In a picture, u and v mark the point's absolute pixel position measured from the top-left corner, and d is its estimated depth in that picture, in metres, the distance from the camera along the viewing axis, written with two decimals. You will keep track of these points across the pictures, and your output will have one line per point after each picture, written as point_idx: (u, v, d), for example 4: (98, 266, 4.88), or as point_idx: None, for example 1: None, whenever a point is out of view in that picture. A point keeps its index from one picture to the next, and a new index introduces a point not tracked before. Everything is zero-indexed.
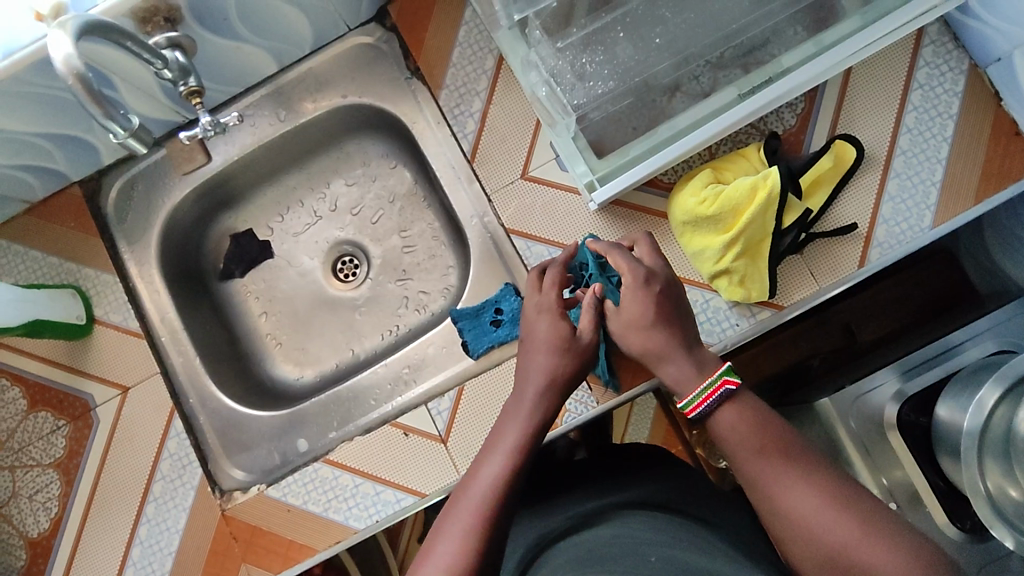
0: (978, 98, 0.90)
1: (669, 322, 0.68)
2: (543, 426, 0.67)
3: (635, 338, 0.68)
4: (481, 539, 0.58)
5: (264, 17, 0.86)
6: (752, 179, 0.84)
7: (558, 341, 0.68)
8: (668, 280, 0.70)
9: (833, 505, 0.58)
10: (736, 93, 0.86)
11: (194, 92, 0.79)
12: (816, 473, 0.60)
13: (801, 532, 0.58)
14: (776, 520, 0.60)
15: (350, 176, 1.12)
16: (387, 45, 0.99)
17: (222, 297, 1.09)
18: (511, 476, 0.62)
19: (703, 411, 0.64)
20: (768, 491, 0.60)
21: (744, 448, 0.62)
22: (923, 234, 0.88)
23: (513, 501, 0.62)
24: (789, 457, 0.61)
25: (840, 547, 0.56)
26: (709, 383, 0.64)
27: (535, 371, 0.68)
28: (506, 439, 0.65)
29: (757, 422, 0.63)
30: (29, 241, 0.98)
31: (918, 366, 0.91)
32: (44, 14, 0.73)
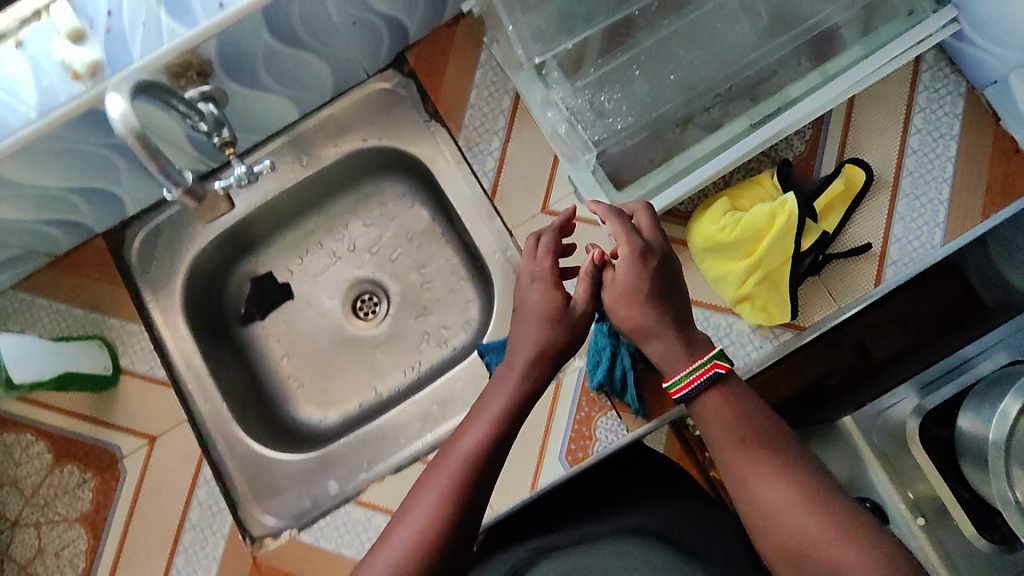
0: (977, 119, 0.93)
1: (658, 298, 0.67)
2: (531, 392, 0.66)
3: (622, 311, 0.68)
4: (458, 502, 0.58)
5: (289, 66, 0.89)
6: (770, 206, 0.87)
7: (548, 311, 0.68)
8: (664, 254, 0.70)
9: (808, 500, 0.56)
10: (747, 123, 0.90)
11: (228, 142, 0.79)
12: (798, 470, 0.58)
13: (774, 529, 0.56)
14: (748, 510, 0.58)
15: (368, 217, 1.14)
16: (405, 89, 1.02)
17: (244, 341, 1.10)
18: (493, 440, 0.62)
19: (689, 390, 0.63)
20: (742, 478, 0.59)
21: (723, 433, 0.61)
22: (935, 251, 0.91)
23: (494, 466, 0.61)
24: (768, 447, 0.59)
25: (810, 543, 0.54)
26: (699, 365, 0.63)
27: (526, 341, 0.68)
28: (492, 405, 0.65)
29: (740, 410, 0.62)
30: (54, 294, 0.99)
31: (936, 380, 0.92)
32: (81, 73, 0.74)
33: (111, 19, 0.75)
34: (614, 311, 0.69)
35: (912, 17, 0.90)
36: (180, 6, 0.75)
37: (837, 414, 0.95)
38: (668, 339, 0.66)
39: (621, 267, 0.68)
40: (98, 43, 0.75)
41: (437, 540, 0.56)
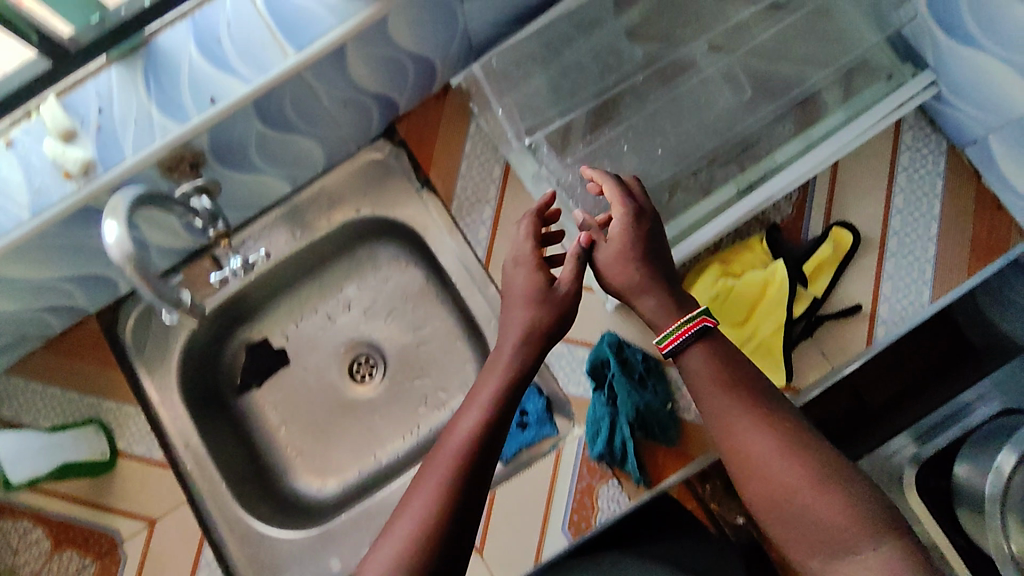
0: (959, 177, 0.95)
1: (647, 258, 0.73)
2: (521, 373, 0.69)
3: (614, 274, 0.74)
4: (456, 489, 0.61)
5: (281, 150, 0.90)
6: (762, 275, 0.91)
7: (534, 293, 0.72)
8: (653, 222, 0.76)
9: (786, 446, 0.62)
10: (736, 189, 0.92)
11: (222, 235, 0.83)
12: (778, 419, 0.64)
13: (755, 472, 0.62)
14: (732, 455, 0.64)
15: (363, 281, 1.14)
16: (397, 160, 1.03)
17: (241, 412, 1.10)
18: (487, 424, 0.65)
19: (677, 344, 0.68)
20: (727, 427, 0.65)
21: (708, 385, 0.67)
22: (922, 309, 0.92)
23: (491, 449, 0.64)
24: (750, 398, 0.65)
25: (788, 487, 0.60)
26: (687, 320, 0.69)
27: (514, 325, 0.71)
28: (483, 392, 0.68)
29: (723, 363, 0.67)
30: (49, 378, 0.99)
31: (931, 429, 1.01)
32: (73, 171, 0.74)
33: (102, 116, 0.75)
34: (606, 274, 0.75)
35: (891, 81, 0.92)
36: (171, 101, 0.75)
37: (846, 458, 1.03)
38: (658, 299, 0.71)
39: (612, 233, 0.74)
40: (89, 142, 0.75)
41: (438, 527, 0.59)
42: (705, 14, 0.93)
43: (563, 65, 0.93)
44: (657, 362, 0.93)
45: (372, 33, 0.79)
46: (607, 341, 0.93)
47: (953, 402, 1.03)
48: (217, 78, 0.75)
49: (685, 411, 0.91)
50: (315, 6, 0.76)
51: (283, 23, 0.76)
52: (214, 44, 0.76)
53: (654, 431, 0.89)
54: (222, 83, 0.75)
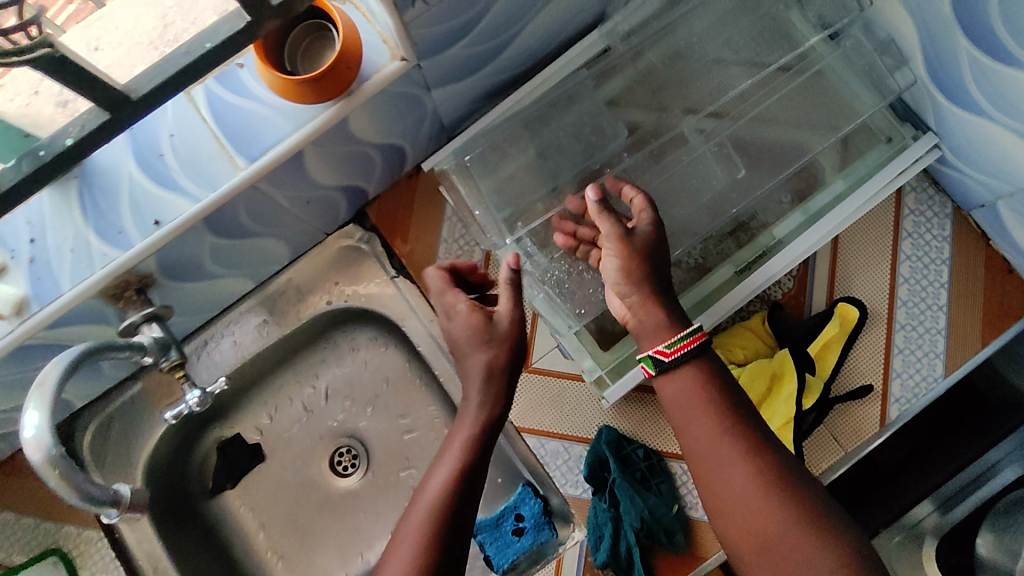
0: (967, 240, 0.90)
1: (645, 271, 0.69)
2: (490, 419, 0.69)
3: (625, 276, 0.69)
4: (431, 549, 0.61)
5: (239, 252, 0.82)
6: (769, 364, 0.87)
7: (476, 331, 0.72)
8: (654, 237, 0.71)
9: (767, 486, 0.58)
10: (733, 269, 0.87)
11: (177, 366, 0.77)
12: (768, 455, 0.60)
13: (734, 511, 0.59)
14: (710, 489, 0.61)
15: (341, 367, 1.07)
16: (369, 244, 0.95)
17: (214, 517, 1.02)
18: (458, 477, 0.65)
19: (681, 355, 0.64)
20: (707, 458, 0.61)
21: (690, 412, 0.63)
22: (937, 384, 0.86)
23: (465, 499, 0.64)
24: (733, 431, 0.61)
25: (770, 530, 0.56)
26: (682, 336, 0.65)
27: (475, 368, 0.71)
28: (455, 442, 0.68)
29: (707, 390, 0.63)
30: (6, 504, 0.93)
31: (953, 497, 0.98)
32: (5, 312, 0.67)
33: (35, 247, 0.68)
34: (624, 262, 0.69)
35: (891, 144, 0.87)
36: (111, 226, 0.68)
37: (876, 527, 0.98)
38: (666, 308, 0.68)
39: (643, 227, 0.71)
40: (21, 277, 0.68)
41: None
42: (692, 86, 0.87)
43: (542, 141, 0.87)
44: (660, 458, 0.87)
45: (332, 136, 0.73)
46: (604, 439, 0.86)
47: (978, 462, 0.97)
48: (161, 197, 0.69)
49: (693, 509, 0.85)
50: (269, 113, 0.70)
51: (232, 132, 0.70)
52: (156, 159, 0.69)
53: (660, 539, 0.83)
54: (166, 203, 0.68)
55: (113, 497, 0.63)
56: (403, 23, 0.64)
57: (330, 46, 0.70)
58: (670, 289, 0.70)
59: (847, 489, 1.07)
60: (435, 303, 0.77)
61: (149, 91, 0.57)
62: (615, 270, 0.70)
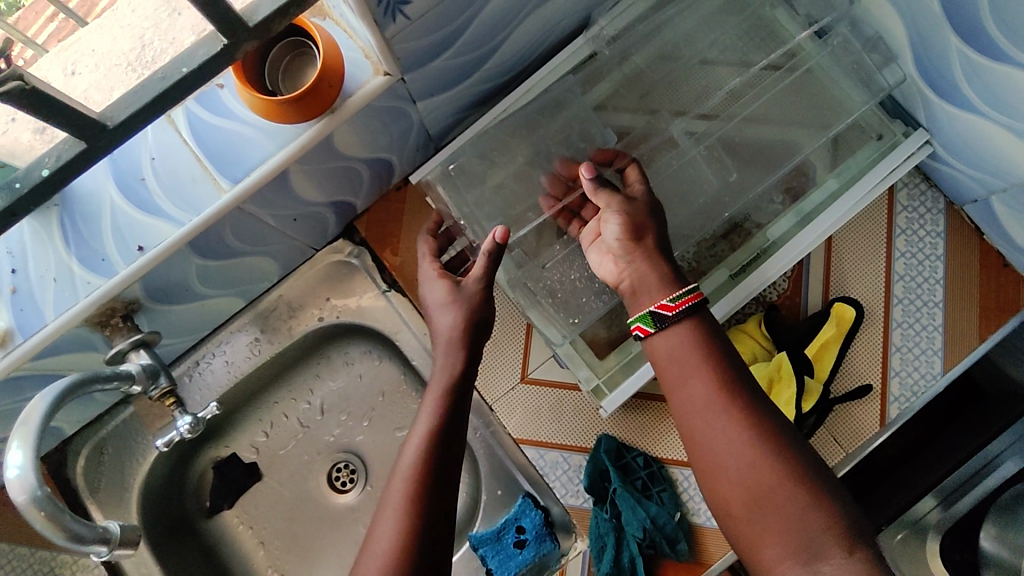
0: (961, 235, 0.89)
1: (647, 236, 0.72)
2: (457, 379, 0.72)
3: (628, 240, 0.72)
4: (417, 508, 0.63)
5: (228, 272, 0.82)
6: (765, 370, 0.85)
7: (447, 296, 0.76)
8: (651, 205, 0.74)
9: (759, 444, 0.58)
10: (728, 272, 0.86)
11: (167, 393, 0.77)
12: (759, 413, 0.60)
13: (725, 466, 0.58)
14: (700, 446, 0.61)
15: (335, 381, 1.07)
16: (359, 259, 0.95)
17: (213, 538, 1.01)
18: (432, 435, 0.67)
19: (684, 309, 0.65)
20: (697, 414, 0.61)
21: (681, 368, 0.64)
22: (936, 381, 0.86)
23: (442, 456, 0.66)
24: (726, 390, 0.61)
25: (761, 485, 0.56)
26: (681, 294, 0.66)
27: (439, 333, 0.75)
28: (426, 407, 0.70)
29: (699, 348, 0.64)
30: None
31: (955, 490, 0.96)
32: None
33: (17, 278, 0.68)
34: (627, 224, 0.72)
35: (883, 141, 0.87)
36: (94, 254, 0.68)
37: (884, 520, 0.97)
38: (669, 267, 0.70)
39: (641, 194, 0.75)
40: (5, 309, 0.67)
41: (406, 551, 0.60)
42: (680, 88, 0.86)
43: (531, 149, 0.86)
44: (660, 466, 0.86)
45: (317, 153, 0.72)
46: (604, 448, 0.85)
47: (979, 454, 0.97)
48: (145, 222, 0.68)
49: (696, 515, 0.84)
50: (251, 132, 0.69)
51: (215, 155, 0.69)
52: (137, 183, 0.69)
53: (663, 548, 0.81)
54: (150, 228, 0.68)
55: (104, 535, 0.61)
56: (385, 39, 0.63)
57: (312, 62, 0.69)
58: (669, 252, 0.72)
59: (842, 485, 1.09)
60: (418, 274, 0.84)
61: (126, 119, 0.56)
62: (619, 229, 0.72)
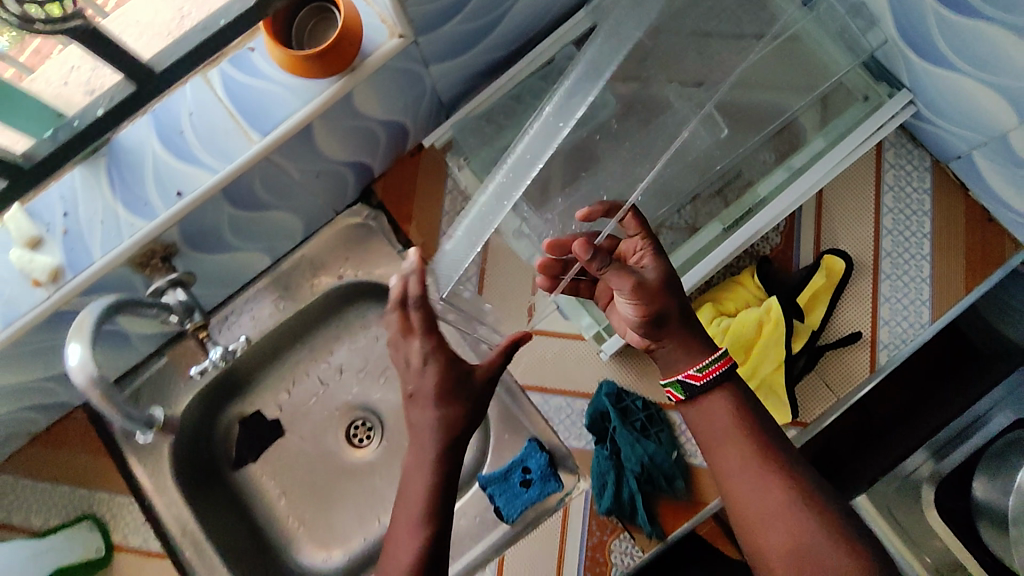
0: (947, 191, 0.94)
1: (668, 314, 0.72)
2: (446, 472, 0.69)
3: (649, 321, 0.72)
4: None
5: (253, 224, 0.89)
6: (756, 314, 0.88)
7: (440, 386, 0.70)
8: (666, 279, 0.73)
9: (798, 502, 0.63)
10: (721, 226, 0.91)
11: (200, 327, 0.86)
12: (793, 471, 0.65)
13: (768, 529, 0.63)
14: (739, 508, 0.65)
15: (353, 342, 1.13)
16: (375, 221, 1.01)
17: (238, 487, 1.07)
18: (424, 544, 0.65)
19: (712, 377, 0.70)
20: (737, 481, 0.66)
21: (718, 435, 0.69)
22: (924, 330, 0.89)
23: (433, 566, 0.65)
24: (763, 454, 0.66)
25: (804, 543, 0.61)
26: (708, 363, 0.70)
27: (427, 424, 0.69)
28: (413, 502, 0.68)
29: (734, 413, 0.69)
30: (36, 475, 0.97)
31: (945, 445, 1.01)
32: (42, 280, 0.73)
33: (69, 221, 0.75)
34: (643, 307, 0.72)
35: (868, 102, 0.92)
36: (137, 199, 0.75)
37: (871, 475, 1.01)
38: (699, 336, 0.73)
39: (652, 271, 0.73)
40: (56, 248, 0.74)
41: None
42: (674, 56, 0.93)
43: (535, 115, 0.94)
44: (659, 409, 0.91)
45: (339, 109, 0.79)
46: (605, 392, 0.91)
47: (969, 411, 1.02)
48: (183, 171, 0.75)
49: (693, 456, 0.89)
50: (279, 90, 0.76)
51: (247, 109, 0.76)
52: (176, 135, 0.76)
53: (661, 483, 0.86)
54: (188, 175, 0.75)
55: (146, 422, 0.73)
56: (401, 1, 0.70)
57: (334, 26, 0.76)
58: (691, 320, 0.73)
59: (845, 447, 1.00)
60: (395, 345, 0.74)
61: (169, 67, 0.64)
62: (637, 315, 0.72)
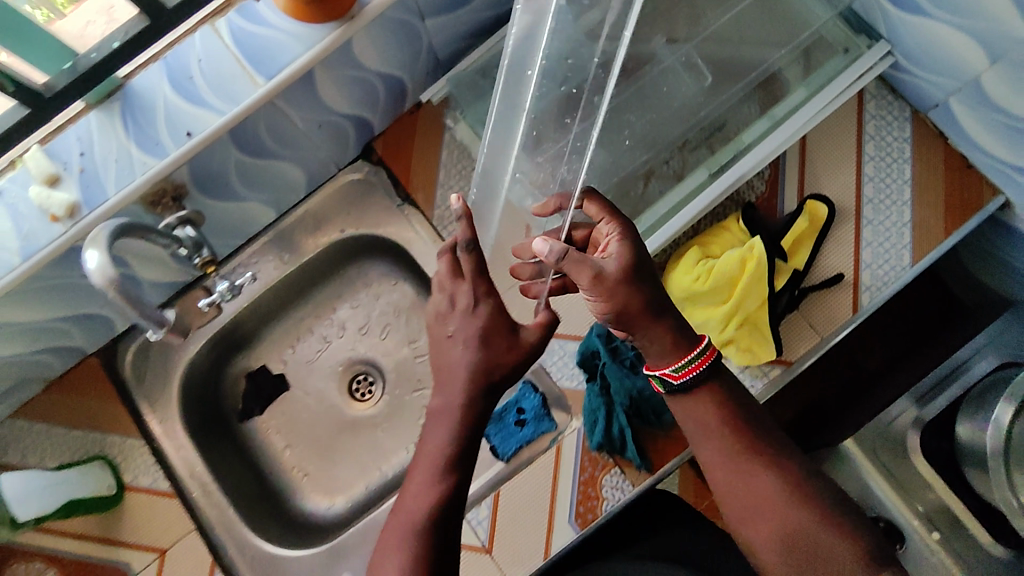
0: (926, 140, 0.97)
1: (633, 304, 0.70)
2: (470, 425, 0.69)
3: (616, 314, 0.70)
4: (424, 564, 0.64)
5: (260, 173, 0.93)
6: (739, 252, 0.90)
7: (474, 335, 0.70)
8: (629, 270, 0.71)
9: (789, 491, 0.66)
10: (708, 173, 0.95)
11: (208, 262, 0.90)
12: (781, 459, 0.68)
13: (763, 521, 0.65)
14: (735, 503, 0.68)
15: (354, 299, 1.16)
16: (377, 177, 1.06)
17: (245, 436, 1.11)
18: (442, 493, 0.66)
19: (693, 374, 0.70)
20: (730, 476, 0.68)
21: (707, 432, 0.70)
22: (904, 272, 0.93)
23: (449, 515, 0.66)
24: (752, 447, 0.68)
25: (798, 530, 0.64)
26: (700, 351, 0.71)
27: (459, 368, 0.70)
28: (434, 452, 0.69)
29: (721, 409, 0.70)
30: (50, 419, 1.00)
31: (930, 392, 1.05)
32: (60, 215, 0.77)
33: (85, 160, 0.79)
34: (605, 300, 0.70)
35: (848, 54, 0.95)
36: (150, 139, 0.79)
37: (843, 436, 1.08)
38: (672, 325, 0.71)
39: (613, 262, 0.71)
40: (73, 185, 0.78)
41: None
42: None
43: None
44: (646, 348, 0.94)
45: (339, 57, 0.83)
46: (596, 331, 0.93)
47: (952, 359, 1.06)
48: (193, 113, 0.80)
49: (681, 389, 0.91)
50: (281, 36, 0.81)
51: (252, 55, 0.81)
52: (186, 80, 0.80)
53: (648, 416, 0.91)
54: (197, 118, 0.79)
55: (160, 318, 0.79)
56: None
57: None
58: (662, 308, 0.70)
59: (830, 396, 1.13)
60: (441, 284, 0.74)
61: None
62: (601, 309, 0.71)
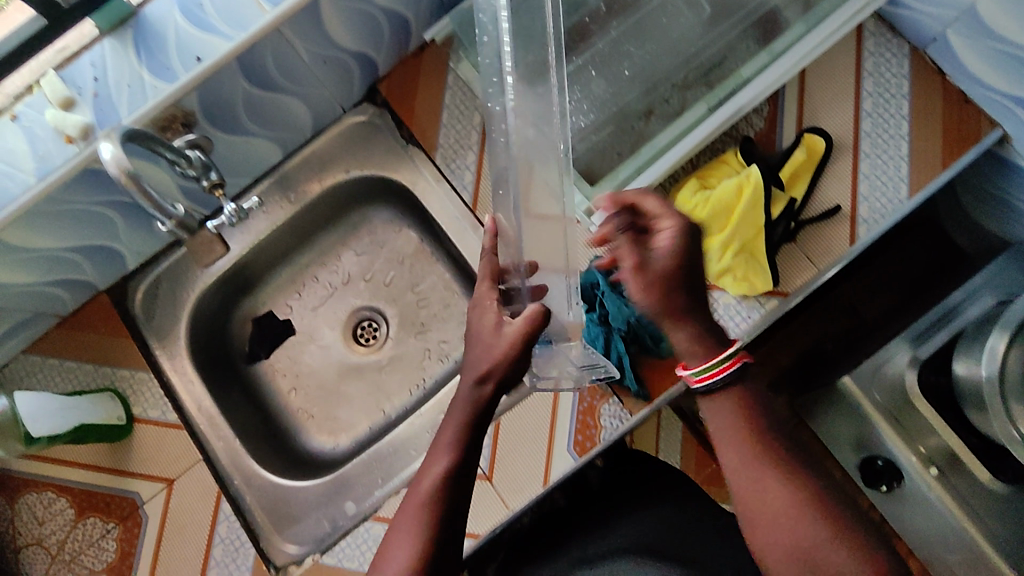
0: (924, 77, 0.97)
1: (662, 302, 0.66)
2: (480, 405, 0.70)
3: (647, 304, 0.67)
4: (433, 531, 0.63)
5: (268, 109, 0.96)
6: (736, 180, 0.92)
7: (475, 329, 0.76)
8: (672, 267, 0.65)
9: (806, 504, 0.59)
10: (706, 107, 0.95)
11: (216, 184, 0.90)
12: (799, 470, 0.61)
13: (776, 536, 0.59)
14: (747, 513, 0.61)
15: (358, 246, 1.18)
16: (381, 120, 1.08)
17: (251, 378, 1.13)
18: (453, 467, 0.66)
19: (722, 378, 0.64)
20: (743, 484, 0.62)
21: (723, 435, 0.64)
22: (902, 205, 0.93)
23: (461, 489, 0.66)
24: (769, 454, 0.62)
25: (810, 546, 0.57)
26: (723, 360, 0.64)
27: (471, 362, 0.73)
28: (446, 435, 0.69)
29: (737, 410, 0.64)
30: (60, 354, 1.02)
31: (928, 331, 1.04)
32: (73, 136, 0.80)
33: (98, 84, 0.81)
34: (640, 290, 0.67)
35: None
36: (161, 65, 0.82)
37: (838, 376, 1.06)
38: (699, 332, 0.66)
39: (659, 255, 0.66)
40: (87, 108, 0.81)
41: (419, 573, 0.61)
42: None
43: None
44: None
45: None
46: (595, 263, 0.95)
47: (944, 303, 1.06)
48: (202, 39, 0.82)
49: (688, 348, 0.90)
50: None
51: None
52: (197, 9, 0.83)
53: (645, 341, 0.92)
54: (206, 43, 0.82)
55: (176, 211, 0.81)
56: None
57: None
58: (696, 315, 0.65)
59: (830, 346, 1.15)
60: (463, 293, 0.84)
61: None
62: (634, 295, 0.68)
